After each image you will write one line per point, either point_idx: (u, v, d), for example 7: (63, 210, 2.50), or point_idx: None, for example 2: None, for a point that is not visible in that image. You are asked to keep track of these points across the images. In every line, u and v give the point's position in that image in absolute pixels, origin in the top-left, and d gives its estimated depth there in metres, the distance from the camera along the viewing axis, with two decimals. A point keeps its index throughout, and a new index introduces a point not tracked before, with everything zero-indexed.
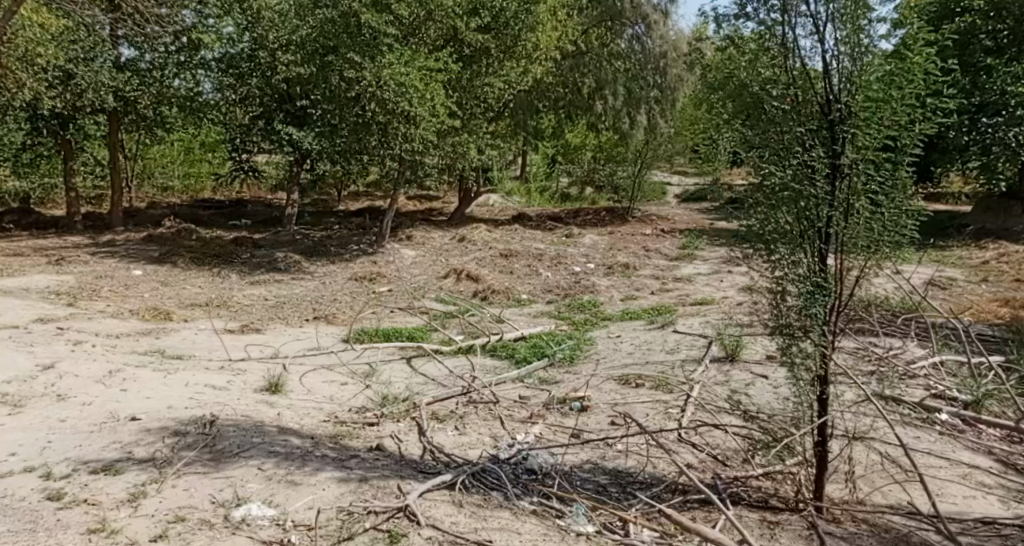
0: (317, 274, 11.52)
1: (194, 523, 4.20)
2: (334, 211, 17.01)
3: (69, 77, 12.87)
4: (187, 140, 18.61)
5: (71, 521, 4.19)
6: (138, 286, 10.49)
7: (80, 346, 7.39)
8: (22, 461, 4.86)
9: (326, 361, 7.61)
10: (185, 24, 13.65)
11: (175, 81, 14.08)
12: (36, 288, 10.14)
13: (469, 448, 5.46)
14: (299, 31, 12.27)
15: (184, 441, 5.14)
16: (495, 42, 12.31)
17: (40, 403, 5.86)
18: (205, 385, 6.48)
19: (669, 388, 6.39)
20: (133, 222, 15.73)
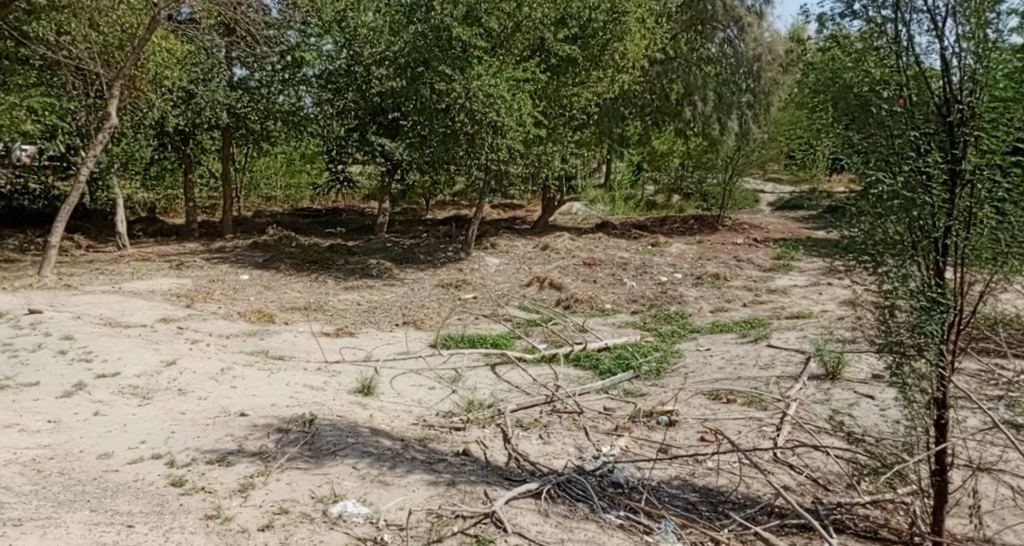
0: (407, 281, 11.69)
1: (297, 516, 4.27)
2: (423, 220, 17.19)
3: (190, 97, 13.86)
4: (288, 154, 19.07)
5: (191, 507, 4.34)
6: (245, 289, 10.99)
7: (197, 344, 7.76)
8: (149, 449, 5.05)
9: (415, 366, 7.76)
10: (289, 44, 14.45)
11: (280, 97, 14.74)
12: (160, 290, 10.78)
13: (555, 458, 5.45)
14: (394, 47, 12.45)
15: (287, 437, 5.27)
16: (581, 52, 12.21)
17: (163, 396, 6.14)
18: (304, 384, 6.70)
19: (762, 405, 6.19)
20: (241, 230, 16.41)
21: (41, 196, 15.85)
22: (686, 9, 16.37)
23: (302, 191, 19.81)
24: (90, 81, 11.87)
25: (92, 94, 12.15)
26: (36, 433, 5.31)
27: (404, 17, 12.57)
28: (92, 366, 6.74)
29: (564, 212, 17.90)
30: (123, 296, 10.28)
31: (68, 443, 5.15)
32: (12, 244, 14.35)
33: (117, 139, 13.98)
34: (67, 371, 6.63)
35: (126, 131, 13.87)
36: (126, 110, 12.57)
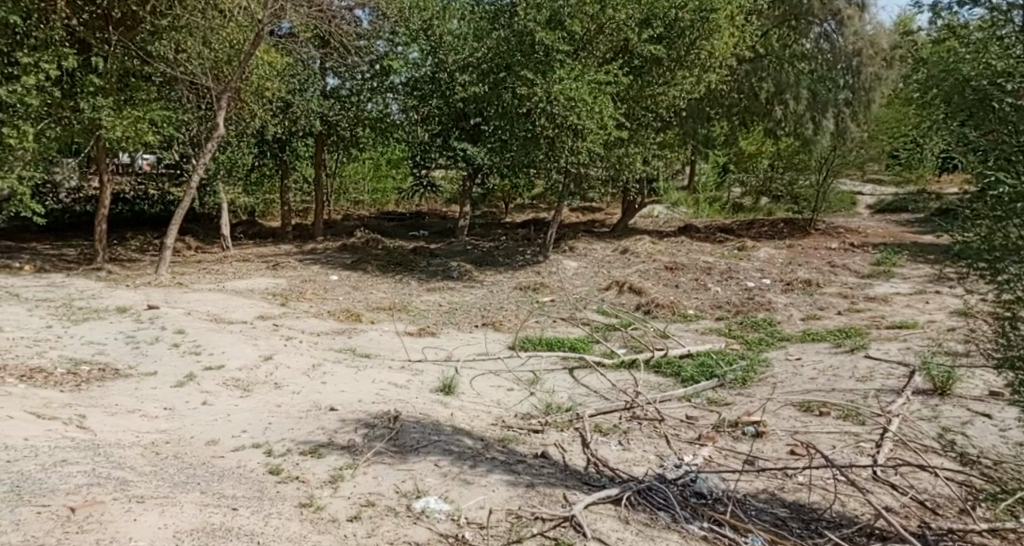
0: (487, 283, 11.75)
1: (382, 509, 4.58)
2: (503, 222, 17.24)
3: (287, 106, 14.31)
4: (376, 159, 19.26)
5: (287, 495, 4.70)
6: (334, 289, 11.42)
7: (290, 341, 8.37)
8: (250, 438, 5.56)
9: (493, 367, 7.89)
10: (378, 53, 14.88)
11: (369, 105, 15.14)
12: (259, 288, 11.36)
13: (635, 465, 5.45)
14: (478, 53, 12.82)
15: (373, 433, 5.71)
16: (666, 52, 11.92)
17: (262, 389, 6.79)
18: (389, 382, 7.21)
19: (860, 420, 5.90)
20: (331, 233, 16.95)
21: (159, 201, 16.47)
22: (778, 4, 15.87)
23: (388, 196, 20.08)
24: (201, 92, 12.38)
25: (203, 103, 12.57)
26: (154, 419, 5.88)
27: (488, 23, 12.68)
28: (201, 359, 7.47)
29: (645, 214, 17.81)
30: (227, 293, 10.87)
31: (181, 428, 5.71)
32: (133, 244, 15.11)
33: (224, 150, 14.32)
34: (180, 362, 7.35)
35: (233, 141, 14.19)
36: (234, 122, 13.30)
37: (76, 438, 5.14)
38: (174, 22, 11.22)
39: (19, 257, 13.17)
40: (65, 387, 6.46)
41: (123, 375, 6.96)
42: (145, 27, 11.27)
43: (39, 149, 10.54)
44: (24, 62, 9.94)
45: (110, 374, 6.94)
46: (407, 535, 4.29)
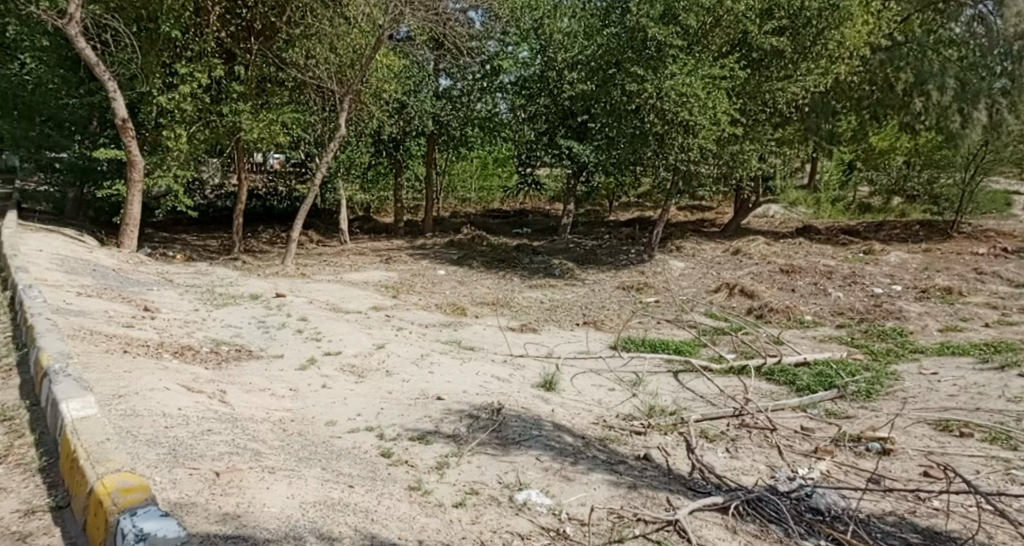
0: (588, 281, 11.56)
1: (486, 497, 4.74)
2: (606, 220, 16.92)
3: (403, 107, 15.01)
4: (483, 157, 19.46)
5: (397, 477, 4.87)
6: (440, 284, 11.47)
7: (400, 331, 8.48)
8: (364, 421, 5.77)
9: (596, 366, 7.72)
10: (490, 53, 15.07)
11: (478, 104, 15.43)
12: (372, 281, 11.58)
13: (743, 473, 5.27)
14: (588, 51, 12.76)
15: (477, 423, 5.82)
16: (790, 44, 11.33)
17: (375, 376, 6.91)
18: (492, 375, 7.12)
19: (1009, 443, 5.46)
20: (439, 229, 17.23)
21: (287, 199, 17.00)
22: None
23: (494, 193, 20.20)
24: (327, 98, 13.13)
25: (327, 108, 13.30)
26: (282, 397, 6.16)
27: (598, 21, 12.73)
28: (321, 344, 7.68)
29: (761, 213, 17.37)
30: (343, 284, 11.15)
31: (306, 408, 5.98)
32: (262, 238, 15.72)
33: (345, 148, 15.28)
34: (302, 346, 7.58)
35: (352, 141, 15.25)
36: (354, 121, 14.02)
37: (218, 411, 5.30)
38: (306, 31, 12.09)
39: (168, 246, 13.96)
40: (209, 364, 6.66)
41: (257, 356, 7.17)
42: (282, 36, 12.22)
43: (191, 148, 12.07)
44: (182, 73, 11.49)
45: (244, 354, 7.15)
46: (510, 526, 4.42)
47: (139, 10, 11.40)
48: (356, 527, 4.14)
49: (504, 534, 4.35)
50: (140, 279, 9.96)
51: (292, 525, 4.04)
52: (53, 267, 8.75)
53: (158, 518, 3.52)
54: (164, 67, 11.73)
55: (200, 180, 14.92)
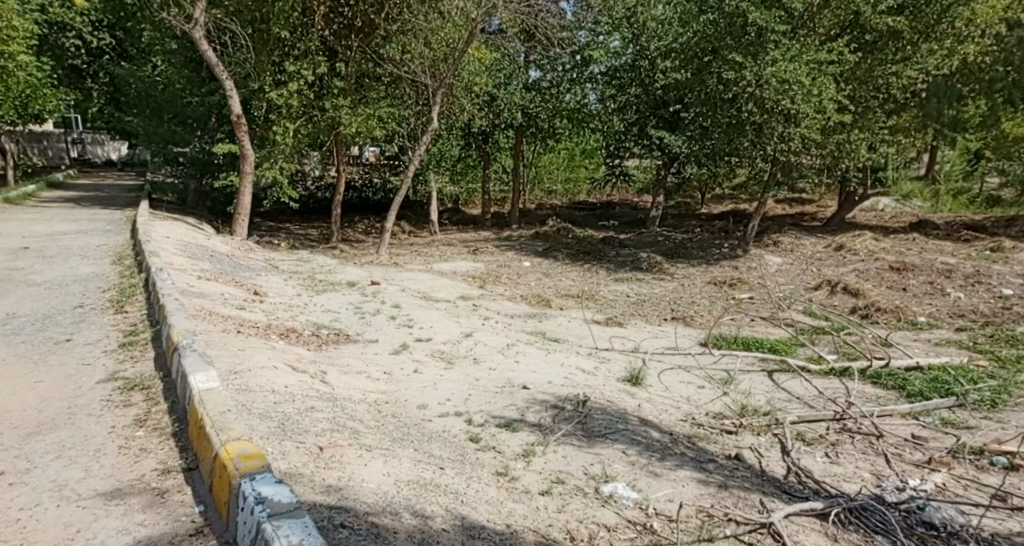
0: (678, 276, 11.25)
1: (571, 487, 4.72)
2: (698, 213, 16.45)
3: (492, 100, 14.98)
4: (571, 149, 19.27)
5: (485, 462, 4.90)
6: (526, 275, 11.35)
7: (487, 321, 8.39)
8: (452, 406, 5.75)
9: (685, 363, 7.48)
10: (580, 43, 14.63)
11: (567, 95, 15.08)
12: (459, 270, 11.53)
13: (845, 481, 5.01)
14: (681, 39, 12.43)
15: (561, 414, 5.79)
16: (908, 24, 10.91)
17: (463, 362, 6.86)
18: (577, 367, 6.99)
19: None
20: (525, 221, 17.20)
21: (382, 190, 17.19)
22: None
23: (580, 185, 19.99)
24: (422, 93, 12.93)
25: (421, 103, 13.12)
26: (377, 380, 6.15)
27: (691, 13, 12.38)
28: (413, 331, 7.67)
29: (870, 207, 16.48)
30: (432, 273, 11.15)
31: (399, 392, 5.96)
32: (357, 228, 15.97)
33: (435, 141, 15.34)
34: (395, 332, 7.58)
35: (443, 132, 15.27)
36: (446, 114, 14.01)
37: (320, 390, 5.37)
38: (403, 27, 12.05)
39: (273, 235, 14.33)
40: (310, 345, 6.70)
41: (353, 340, 7.18)
42: (379, 32, 12.19)
43: (295, 142, 12.44)
44: (291, 70, 11.83)
45: (343, 337, 7.18)
46: (596, 516, 4.42)
47: (253, 12, 11.75)
48: (446, 507, 4.21)
49: (590, 524, 4.35)
50: (249, 265, 10.16)
51: (388, 500, 4.13)
52: (178, 252, 9.02)
53: (275, 483, 3.80)
54: (272, 65, 12.02)
55: (303, 173, 15.13)
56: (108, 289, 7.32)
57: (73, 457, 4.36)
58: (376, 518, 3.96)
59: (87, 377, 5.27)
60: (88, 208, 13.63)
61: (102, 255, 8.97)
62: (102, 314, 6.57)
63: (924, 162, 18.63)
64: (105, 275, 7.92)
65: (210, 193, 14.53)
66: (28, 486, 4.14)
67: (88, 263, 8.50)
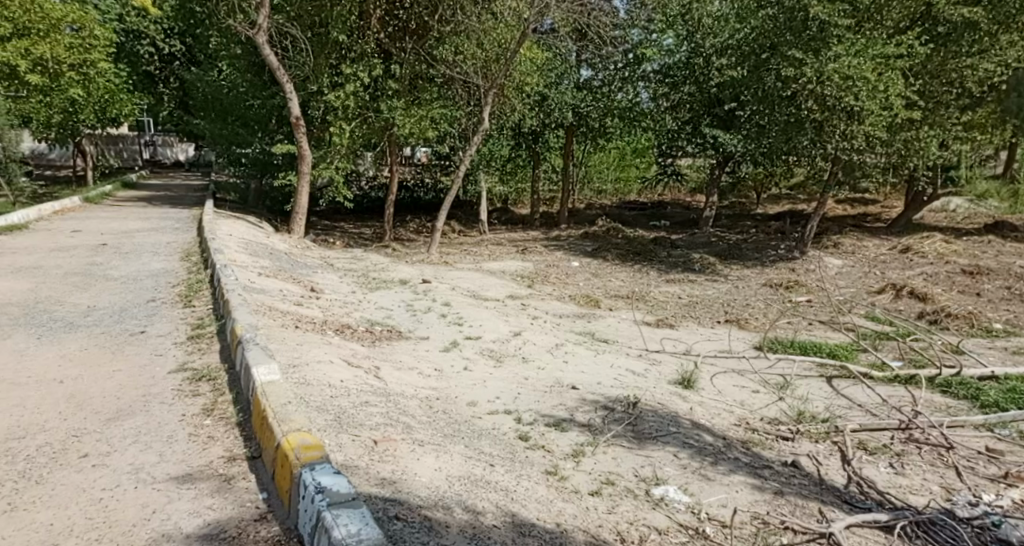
0: (732, 278, 11.03)
1: (622, 489, 4.62)
2: (754, 214, 16.14)
3: (543, 99, 14.71)
4: (621, 149, 19.12)
5: (534, 460, 4.82)
6: (575, 276, 11.24)
7: (536, 320, 8.33)
8: (502, 404, 5.70)
9: (738, 367, 7.33)
10: (633, 42, 14.45)
11: (619, 94, 14.81)
12: (508, 270, 11.47)
13: (912, 493, 4.86)
14: (741, 34, 12.35)
15: (612, 416, 5.70)
16: (986, 15, 10.55)
17: (512, 361, 6.80)
18: (627, 369, 6.89)
19: None
20: (575, 221, 17.12)
21: (433, 190, 17.25)
22: None
23: (631, 185, 19.83)
24: (473, 92, 12.81)
25: (473, 103, 12.98)
26: (428, 377, 6.12)
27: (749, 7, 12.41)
28: (462, 329, 7.63)
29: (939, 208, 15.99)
30: (481, 272, 11.11)
31: (450, 389, 5.93)
32: (409, 227, 16.04)
33: (486, 141, 15.33)
34: (446, 329, 7.56)
35: (494, 133, 15.25)
36: (496, 115, 13.98)
37: (374, 385, 5.38)
38: (455, 28, 12.09)
39: (327, 233, 14.46)
40: (365, 341, 6.73)
41: (406, 337, 7.17)
42: (433, 34, 12.29)
43: (350, 143, 12.57)
44: (346, 72, 11.94)
45: (395, 335, 7.15)
46: (646, 519, 4.31)
47: (313, 16, 12.02)
48: (498, 504, 4.14)
49: (640, 526, 4.25)
50: (306, 262, 10.26)
51: (441, 495, 4.10)
52: (240, 250, 9.15)
53: (333, 474, 3.77)
54: (331, 67, 12.24)
55: (358, 174, 15.23)
56: (178, 285, 7.44)
57: (148, 443, 4.41)
58: (430, 512, 3.94)
59: (159, 368, 5.37)
60: (157, 207, 13.97)
61: (172, 251, 9.15)
62: (174, 308, 6.69)
63: (999, 160, 17.97)
64: (176, 272, 8.05)
65: (270, 192, 14.75)
66: (108, 468, 4.18)
67: (159, 259, 8.68)
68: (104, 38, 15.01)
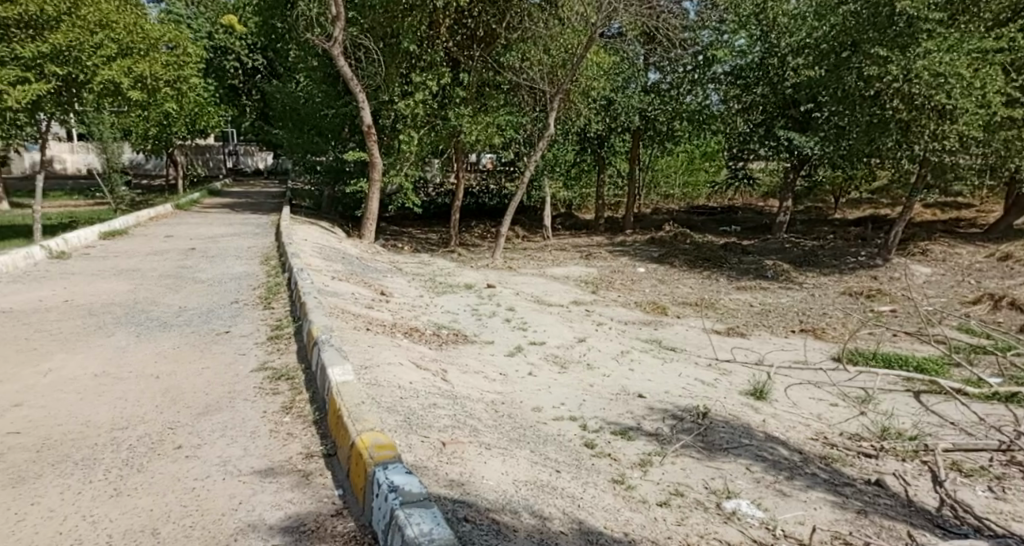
0: (807, 285, 10.59)
1: (691, 501, 4.59)
2: (831, 219, 15.55)
3: (609, 104, 14.58)
4: (690, 152, 18.69)
5: (601, 468, 4.79)
6: (641, 282, 10.95)
7: (601, 326, 8.08)
8: (567, 410, 5.57)
9: (814, 378, 6.97)
10: (703, 43, 14.12)
11: (688, 97, 14.57)
12: (572, 276, 11.25)
13: (1011, 519, 4.67)
14: (818, 33, 11.85)
15: (681, 425, 5.56)
16: None
17: (577, 368, 6.55)
18: (695, 378, 6.60)
19: None
20: (640, 226, 16.79)
21: (498, 195, 17.13)
22: None
23: (699, 189, 19.40)
24: (540, 98, 12.74)
25: (539, 109, 12.91)
26: (493, 381, 5.93)
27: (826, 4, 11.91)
28: (527, 333, 7.44)
29: None
30: (545, 278, 10.92)
31: (515, 393, 5.75)
32: (474, 232, 15.96)
33: (551, 146, 15.16)
34: (509, 334, 7.37)
35: (559, 137, 15.01)
36: (562, 120, 13.78)
37: (443, 388, 5.30)
38: (523, 35, 11.90)
39: (395, 238, 14.48)
40: (432, 345, 6.57)
41: (471, 340, 6.99)
42: (500, 42, 12.14)
43: (419, 150, 12.41)
44: (416, 81, 11.90)
45: (461, 338, 7.00)
46: (717, 533, 4.27)
47: (385, 27, 12.04)
48: (564, 511, 4.12)
49: (712, 540, 4.21)
50: (375, 266, 10.26)
51: (508, 499, 4.08)
52: (315, 253, 9.18)
53: (406, 473, 3.84)
54: (401, 76, 12.23)
55: (425, 180, 15.17)
56: (258, 287, 7.45)
57: (234, 437, 4.50)
58: (497, 515, 3.90)
59: (243, 366, 5.40)
60: (238, 213, 14.23)
61: (253, 255, 9.22)
62: (254, 309, 6.68)
63: None
64: (257, 274, 8.07)
65: (341, 198, 14.82)
66: (198, 459, 4.30)
67: (241, 262, 8.75)
68: (195, 54, 15.53)
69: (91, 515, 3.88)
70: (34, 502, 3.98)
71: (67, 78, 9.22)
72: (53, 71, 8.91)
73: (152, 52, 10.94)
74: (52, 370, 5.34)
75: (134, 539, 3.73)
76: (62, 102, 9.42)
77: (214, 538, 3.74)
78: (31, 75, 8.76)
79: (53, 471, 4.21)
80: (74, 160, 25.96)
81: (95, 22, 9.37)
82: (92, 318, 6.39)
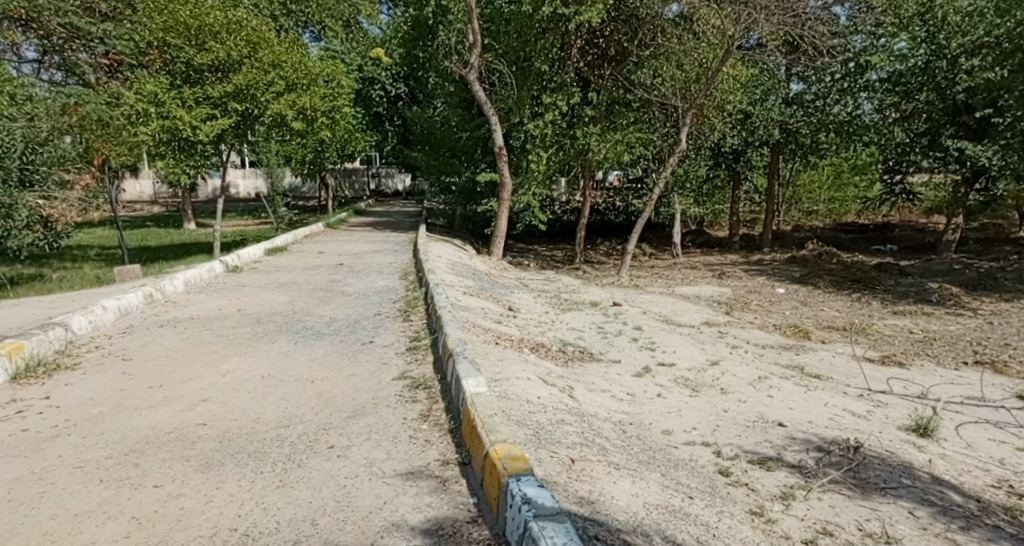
0: (984, 312, 9.56)
1: (841, 541, 4.08)
2: (1012, 238, 14.17)
3: (746, 117, 13.93)
4: (837, 166, 17.58)
5: (737, 498, 4.32)
6: (780, 303, 10.25)
7: (736, 349, 7.53)
8: (699, 435, 5.11)
9: (994, 418, 6.12)
10: (855, 49, 13.03)
11: (836, 107, 13.56)
12: (707, 295, 10.68)
13: None
14: (999, 30, 10.82)
15: (827, 458, 4.98)
16: None
17: (709, 392, 6.08)
18: (844, 409, 5.95)
19: None
20: (780, 244, 15.89)
21: (624, 213, 16.65)
22: None
23: (848, 205, 18.22)
24: (671, 114, 12.29)
25: (670, 125, 12.48)
26: (621, 400, 5.56)
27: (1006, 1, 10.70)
28: (656, 354, 7.01)
29: None
30: (676, 297, 10.40)
31: (644, 415, 5.36)
32: (600, 251, 15.53)
33: (682, 162, 14.48)
34: (639, 354, 6.94)
35: (691, 152, 14.38)
36: (695, 135, 13.28)
37: (570, 404, 4.96)
38: (655, 51, 11.60)
39: (523, 255, 14.29)
40: (558, 361, 6.25)
41: (598, 359, 6.63)
42: (632, 59, 11.82)
43: (546, 170, 12.22)
44: (546, 102, 11.74)
45: (588, 356, 6.64)
46: None
47: (518, 51, 11.73)
48: (699, 538, 3.77)
49: None
50: (504, 282, 10.05)
51: (639, 521, 3.73)
52: (448, 270, 9.04)
53: (542, 486, 3.59)
54: (532, 99, 11.93)
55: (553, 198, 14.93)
56: (399, 301, 7.36)
57: (380, 441, 4.32)
58: (628, 536, 3.58)
59: (384, 375, 5.22)
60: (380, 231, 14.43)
61: (393, 271, 9.20)
62: (395, 321, 6.56)
63: None
64: (399, 289, 7.99)
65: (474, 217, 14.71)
66: (348, 459, 4.15)
67: (383, 277, 8.73)
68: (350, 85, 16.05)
69: (264, 502, 3.82)
70: (219, 486, 3.94)
71: (245, 113, 9.76)
72: (236, 108, 9.52)
73: (312, 86, 10.60)
74: (229, 370, 5.36)
75: (300, 529, 3.65)
76: (240, 133, 9.99)
77: (365, 533, 3.60)
78: (217, 112, 9.45)
79: (233, 460, 4.16)
80: (247, 185, 27.40)
81: (269, 62, 9.71)
82: (261, 325, 6.44)
